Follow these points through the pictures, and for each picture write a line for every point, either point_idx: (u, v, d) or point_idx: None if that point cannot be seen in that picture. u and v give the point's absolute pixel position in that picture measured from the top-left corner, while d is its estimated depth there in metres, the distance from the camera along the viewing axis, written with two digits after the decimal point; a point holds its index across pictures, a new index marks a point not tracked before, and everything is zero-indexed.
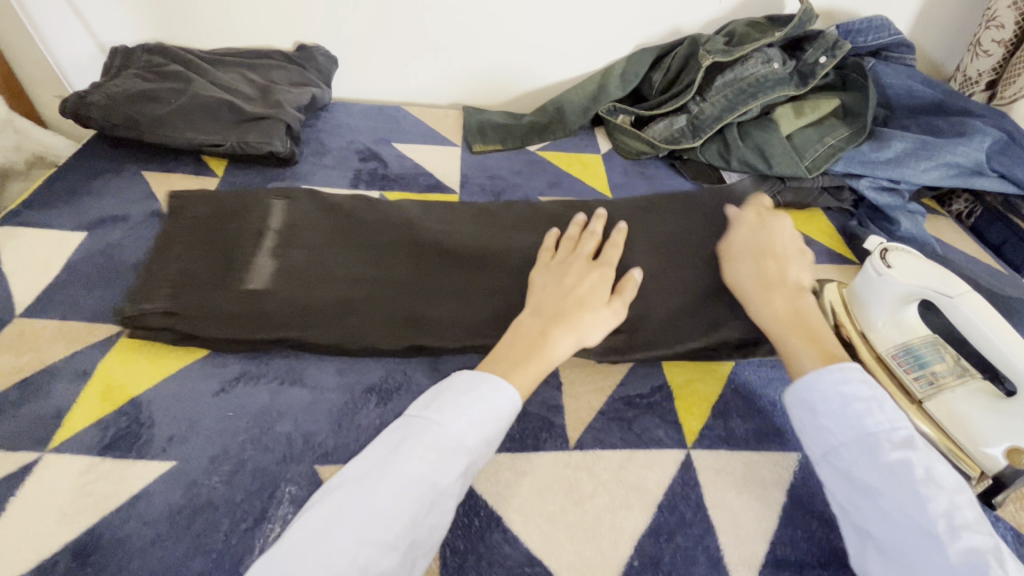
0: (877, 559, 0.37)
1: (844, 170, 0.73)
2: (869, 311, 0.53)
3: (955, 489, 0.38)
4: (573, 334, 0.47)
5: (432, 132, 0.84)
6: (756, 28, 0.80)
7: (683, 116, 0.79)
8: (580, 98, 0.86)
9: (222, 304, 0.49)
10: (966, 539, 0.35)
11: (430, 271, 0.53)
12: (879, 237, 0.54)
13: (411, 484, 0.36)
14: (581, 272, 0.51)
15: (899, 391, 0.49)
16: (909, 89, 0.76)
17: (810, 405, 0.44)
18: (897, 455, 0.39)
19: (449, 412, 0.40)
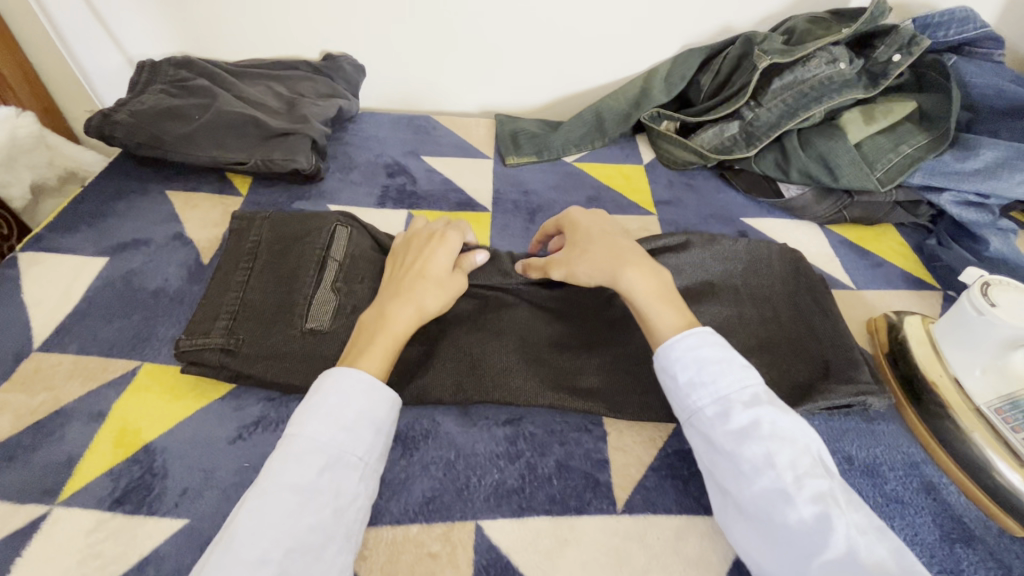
0: (735, 520, 0.37)
1: (923, 183, 0.65)
2: (965, 354, 0.46)
3: (785, 439, 0.38)
4: (412, 303, 0.45)
5: (463, 144, 0.79)
6: (819, 24, 0.72)
7: (736, 122, 0.73)
8: (621, 104, 0.80)
9: (283, 342, 0.47)
10: (818, 486, 0.36)
11: (502, 315, 0.51)
12: (977, 269, 0.47)
13: (274, 494, 0.35)
14: (417, 249, 0.50)
15: (1003, 449, 0.43)
16: (998, 89, 0.67)
17: (671, 376, 0.42)
18: (746, 418, 0.39)
19: (304, 415, 0.39)
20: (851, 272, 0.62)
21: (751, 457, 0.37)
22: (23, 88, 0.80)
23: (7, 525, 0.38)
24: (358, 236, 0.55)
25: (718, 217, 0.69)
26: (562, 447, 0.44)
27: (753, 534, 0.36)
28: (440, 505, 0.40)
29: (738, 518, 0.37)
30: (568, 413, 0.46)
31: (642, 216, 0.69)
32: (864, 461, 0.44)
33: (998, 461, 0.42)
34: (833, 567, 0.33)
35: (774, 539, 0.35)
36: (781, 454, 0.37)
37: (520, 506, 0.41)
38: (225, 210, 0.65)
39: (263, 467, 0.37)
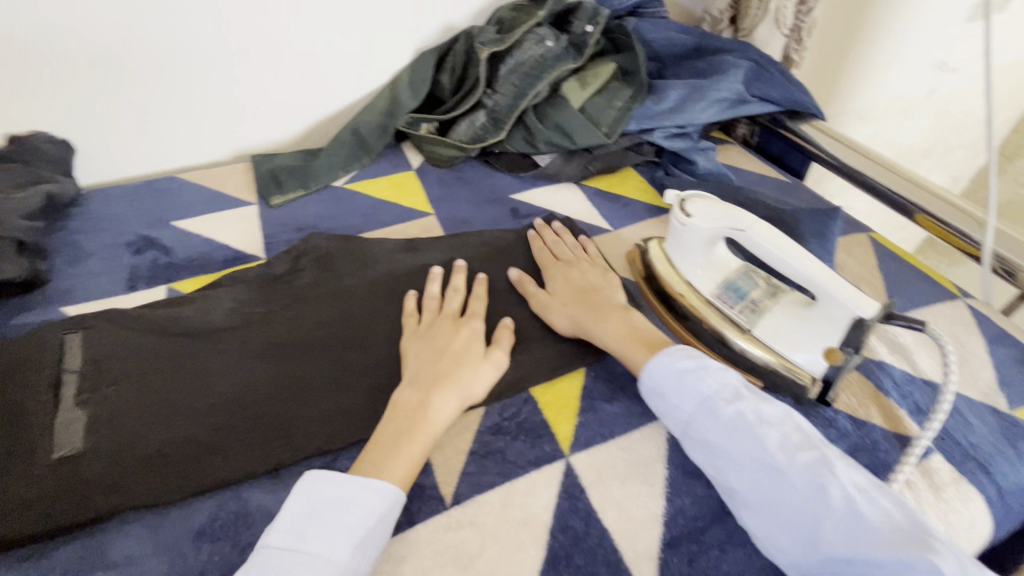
0: (745, 514, 0.40)
1: (638, 128, 0.76)
2: (687, 258, 0.56)
3: (715, 393, 0.44)
4: (455, 398, 0.46)
5: (220, 195, 0.74)
6: (521, 11, 0.80)
7: (481, 112, 0.79)
8: (374, 117, 0.81)
9: (22, 489, 0.39)
10: (739, 417, 0.42)
11: (297, 360, 0.50)
12: (675, 190, 0.56)
13: None
14: (451, 331, 0.51)
15: (728, 322, 0.52)
16: (669, 38, 0.81)
17: (656, 391, 0.46)
18: (731, 410, 0.43)
19: (315, 530, 0.37)
20: (606, 216, 0.71)
21: (695, 428, 0.43)
22: None
23: None
24: (97, 336, 0.49)
25: (490, 200, 0.74)
26: None
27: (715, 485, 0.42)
28: None
29: (753, 530, 0.39)
30: None
31: (422, 220, 0.71)
32: None
33: (728, 336, 0.52)
34: (845, 529, 0.36)
35: (727, 485, 0.41)
36: (769, 432, 0.41)
37: None
38: None
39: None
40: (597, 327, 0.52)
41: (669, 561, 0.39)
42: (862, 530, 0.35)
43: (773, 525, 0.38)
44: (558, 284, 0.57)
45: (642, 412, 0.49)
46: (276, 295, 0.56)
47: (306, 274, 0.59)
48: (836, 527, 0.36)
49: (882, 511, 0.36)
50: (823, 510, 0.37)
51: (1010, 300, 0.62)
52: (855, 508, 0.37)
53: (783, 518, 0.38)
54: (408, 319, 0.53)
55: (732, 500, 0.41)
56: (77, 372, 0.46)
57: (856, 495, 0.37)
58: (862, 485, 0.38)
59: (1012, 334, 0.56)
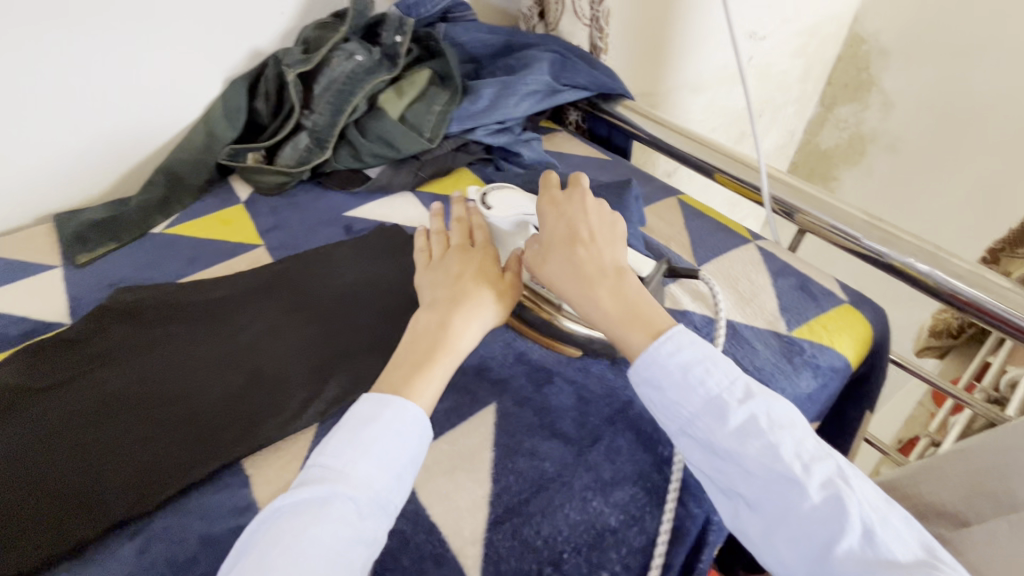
0: (749, 521, 0.40)
1: (460, 128, 0.79)
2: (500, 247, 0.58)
3: (719, 380, 0.43)
4: (475, 318, 0.48)
5: (16, 264, 0.67)
6: (326, 28, 0.79)
7: (303, 133, 0.77)
8: (190, 154, 0.78)
9: None
10: (750, 421, 0.41)
11: (103, 425, 0.47)
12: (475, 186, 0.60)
13: (310, 545, 0.35)
14: (463, 260, 0.53)
15: (542, 301, 0.55)
16: (480, 40, 0.85)
17: (652, 382, 0.43)
18: (742, 415, 0.41)
19: (355, 448, 0.40)
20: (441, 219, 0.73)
21: (691, 415, 0.42)
22: None
23: None
24: None
25: (323, 221, 0.73)
26: (202, 518, 0.43)
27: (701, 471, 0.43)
28: None
29: (748, 533, 0.40)
30: (205, 481, 0.45)
31: (250, 253, 0.68)
32: (473, 365, 0.54)
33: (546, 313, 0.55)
34: (854, 551, 0.36)
35: (714, 474, 0.42)
36: (785, 438, 0.40)
37: None
38: None
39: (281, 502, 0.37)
40: (585, 300, 0.46)
41: (492, 539, 0.41)
42: (847, 541, 0.36)
43: (776, 535, 0.39)
44: (554, 239, 0.49)
45: (470, 402, 0.50)
46: (79, 361, 0.53)
47: (113, 333, 0.56)
48: (820, 534, 0.37)
49: (877, 523, 0.37)
50: (834, 528, 0.37)
51: (794, 236, 0.70)
52: (854, 522, 0.37)
53: (767, 515, 0.39)
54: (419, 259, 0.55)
55: (717, 487, 0.42)
56: None
57: (852, 501, 0.37)
58: (863, 496, 0.38)
59: (793, 265, 0.64)
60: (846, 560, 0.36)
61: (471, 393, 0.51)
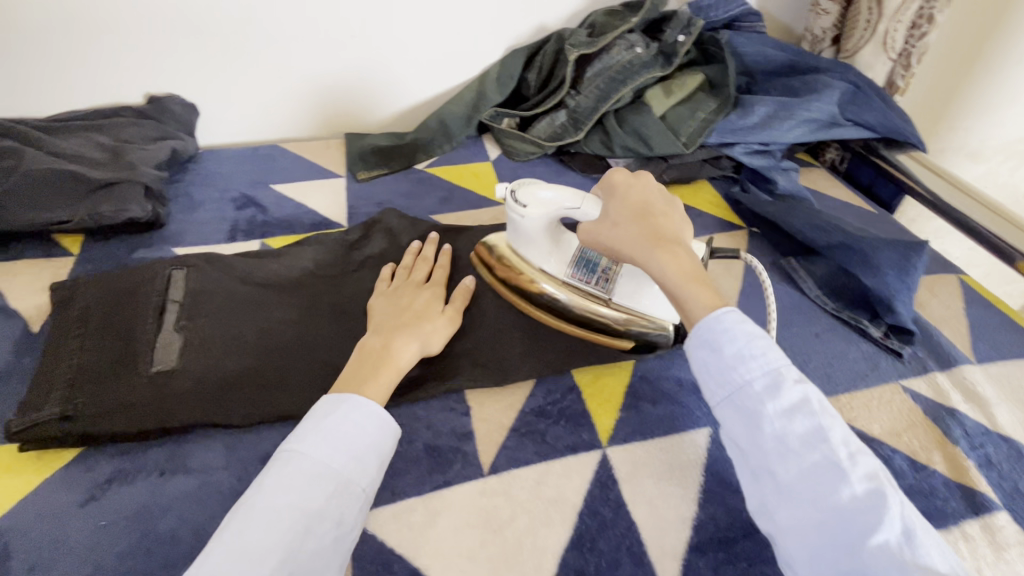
0: (775, 502, 0.35)
1: (719, 140, 0.75)
2: (534, 247, 0.53)
3: (777, 353, 0.37)
4: (416, 343, 0.48)
5: (315, 166, 0.80)
6: (614, 16, 0.81)
7: (562, 111, 0.80)
8: (461, 107, 0.85)
9: (132, 393, 0.46)
10: (805, 402, 0.36)
11: (365, 322, 0.54)
12: (503, 182, 0.54)
13: (274, 519, 0.35)
14: (414, 293, 0.53)
15: (588, 298, 0.52)
16: (763, 54, 0.80)
17: (711, 344, 0.38)
18: (797, 392, 0.36)
19: (311, 433, 0.39)
20: None
21: (742, 379, 0.37)
22: None
23: None
24: (205, 276, 0.56)
25: None
26: (427, 429, 0.47)
27: (735, 445, 0.38)
28: None
29: (773, 519, 0.35)
30: (432, 398, 0.49)
31: (493, 209, 0.74)
32: (692, 381, 0.52)
33: (592, 310, 0.52)
34: (885, 555, 0.31)
35: (749, 448, 0.36)
36: (834, 423, 0.35)
37: (393, 491, 0.43)
38: (51, 274, 0.61)
39: (253, 488, 0.37)
40: (654, 255, 0.43)
41: (692, 563, 0.40)
42: (886, 537, 0.31)
43: (806, 527, 0.34)
44: (617, 209, 0.47)
45: (683, 416, 0.49)
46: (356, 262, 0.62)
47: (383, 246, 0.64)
48: (853, 524, 0.32)
49: (919, 527, 0.32)
50: (868, 523, 0.32)
51: None
52: (894, 520, 0.32)
53: (798, 499, 0.34)
54: (378, 284, 0.55)
55: (747, 462, 0.37)
56: (186, 302, 0.53)
57: (894, 498, 0.33)
58: (903, 500, 0.33)
59: None
60: (878, 553, 0.31)
61: (686, 409, 0.49)
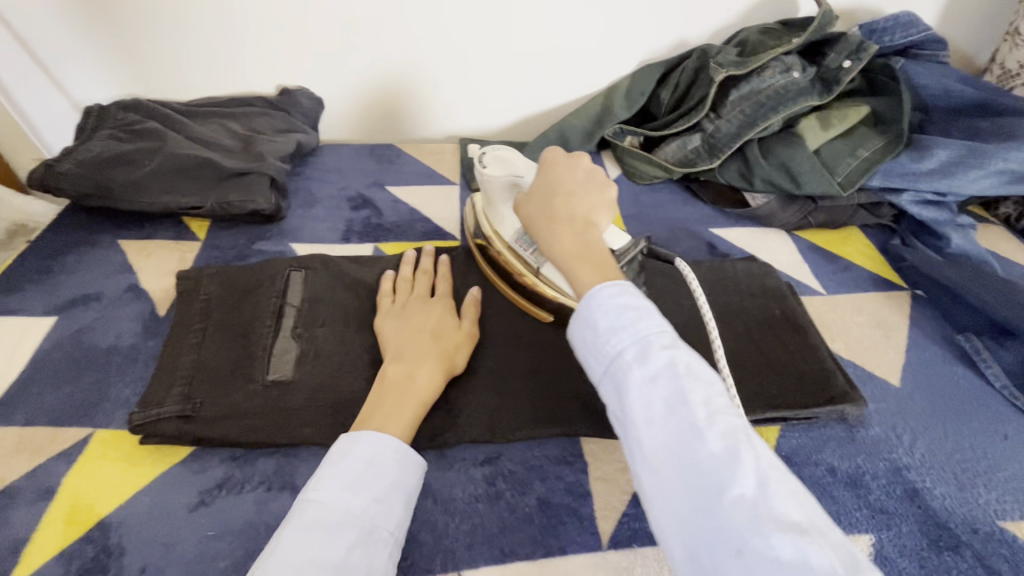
0: (641, 470, 0.31)
1: (882, 185, 0.66)
2: (494, 209, 0.53)
3: (651, 321, 0.34)
4: (439, 367, 0.46)
5: (429, 171, 0.78)
6: (770, 35, 0.73)
7: (697, 135, 0.73)
8: (583, 121, 0.80)
9: (246, 401, 0.45)
10: (670, 367, 0.32)
11: (479, 349, 0.50)
12: (476, 143, 0.54)
13: (299, 573, 0.32)
14: (426, 309, 0.50)
15: (521, 265, 0.51)
16: (946, 88, 0.69)
17: (588, 319, 0.36)
18: (662, 359, 0.32)
19: (327, 479, 0.37)
20: (821, 277, 0.63)
21: (614, 349, 0.34)
22: None
23: None
24: (323, 281, 0.55)
25: (685, 230, 0.70)
26: (542, 483, 0.43)
27: (615, 419, 0.34)
28: (422, 558, 0.39)
29: (644, 491, 0.31)
30: (548, 443, 0.46)
31: None
32: (847, 473, 0.45)
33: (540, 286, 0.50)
34: (758, 515, 0.27)
35: (620, 419, 0.33)
36: (693, 390, 0.31)
37: (504, 550, 0.39)
38: (179, 257, 0.63)
39: (272, 545, 0.34)
40: (546, 235, 0.42)
41: None
42: (741, 491, 0.28)
43: (676, 496, 0.29)
44: (538, 185, 0.45)
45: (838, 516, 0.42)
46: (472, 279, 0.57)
47: None
48: (710, 483, 0.28)
49: (776, 482, 0.28)
50: (725, 485, 0.28)
51: None
52: (748, 475, 0.28)
53: (667, 470, 0.30)
54: (382, 298, 0.52)
55: (621, 435, 0.33)
56: (303, 308, 0.52)
57: (755, 459, 0.29)
58: (766, 455, 0.29)
59: None
60: (737, 513, 0.27)
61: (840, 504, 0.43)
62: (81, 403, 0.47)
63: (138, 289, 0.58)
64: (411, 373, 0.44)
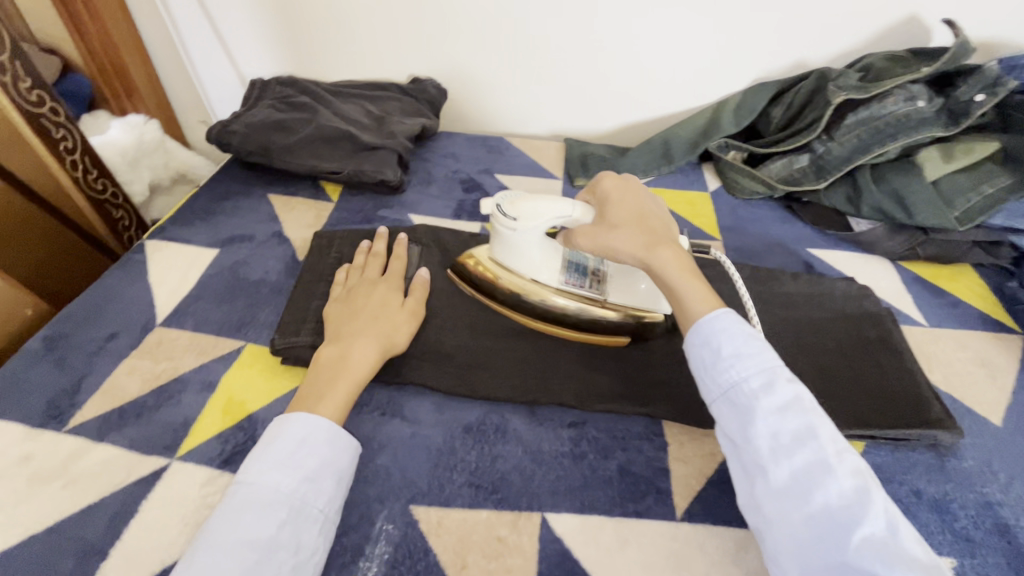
0: (765, 497, 0.36)
1: (1004, 225, 0.64)
2: (524, 263, 0.52)
3: (773, 355, 0.39)
4: (373, 347, 0.48)
5: (535, 164, 0.84)
6: (898, 62, 0.72)
7: (805, 155, 0.73)
8: (688, 132, 0.82)
9: None
10: (796, 402, 0.37)
11: None
12: (483, 200, 0.53)
13: (231, 548, 0.35)
14: (369, 292, 0.53)
15: (584, 301, 0.52)
16: None
17: (714, 347, 0.40)
18: (789, 392, 0.37)
19: (260, 460, 0.39)
20: (924, 310, 0.62)
21: (738, 377, 0.39)
22: (151, 101, 0.93)
23: (136, 472, 0.43)
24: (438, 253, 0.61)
25: (783, 246, 0.70)
26: (624, 452, 0.46)
27: (729, 441, 0.39)
28: (511, 496, 0.43)
29: (760, 508, 0.36)
30: (631, 419, 0.49)
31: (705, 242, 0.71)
32: (933, 497, 0.45)
33: (592, 311, 0.51)
34: (877, 547, 0.32)
35: (740, 443, 0.38)
36: (819, 426, 0.36)
37: (584, 503, 0.43)
38: (316, 214, 0.72)
39: (206, 526, 0.36)
40: (658, 254, 0.44)
41: None
42: (870, 530, 0.33)
43: (800, 524, 0.34)
44: (616, 208, 0.48)
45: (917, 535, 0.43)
46: None
47: None
48: (841, 516, 0.33)
49: (900, 523, 0.33)
50: (852, 518, 0.33)
51: None
52: (877, 514, 0.33)
53: (790, 497, 0.35)
54: (336, 284, 0.56)
55: (739, 459, 0.38)
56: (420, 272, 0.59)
57: (878, 497, 0.34)
58: (884, 495, 0.34)
59: None
60: (863, 548, 0.32)
61: (922, 525, 0.43)
62: (234, 321, 0.56)
63: (281, 237, 0.67)
64: (342, 354, 0.47)
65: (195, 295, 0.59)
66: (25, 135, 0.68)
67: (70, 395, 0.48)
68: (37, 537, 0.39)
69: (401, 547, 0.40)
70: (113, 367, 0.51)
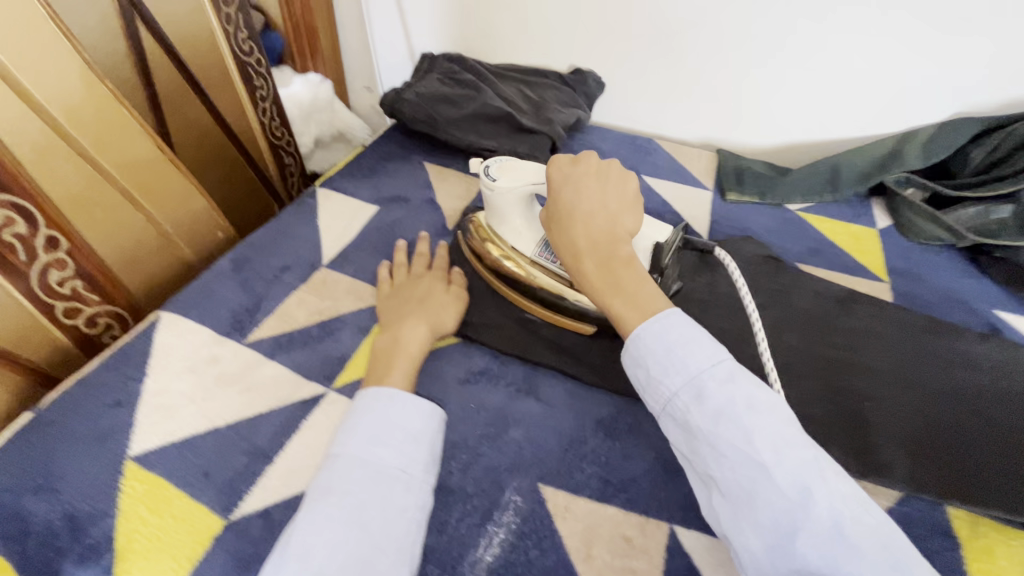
0: (716, 505, 0.35)
1: None
2: (507, 226, 0.54)
3: (707, 355, 0.38)
4: (424, 326, 0.49)
5: (685, 171, 0.81)
6: None
7: (1009, 206, 0.65)
8: (864, 161, 0.75)
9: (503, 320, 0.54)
10: (728, 404, 0.36)
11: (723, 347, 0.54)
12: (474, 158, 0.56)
13: (336, 512, 0.36)
14: (416, 283, 0.54)
15: (552, 278, 0.51)
16: None
17: (638, 360, 0.40)
18: (718, 397, 0.36)
19: (353, 432, 0.41)
20: None
21: (670, 392, 0.38)
22: (330, 62, 1.01)
23: (300, 393, 0.48)
24: None
25: (964, 303, 0.62)
26: None
27: (681, 453, 0.39)
28: (640, 499, 0.42)
29: (720, 523, 0.35)
30: None
31: (871, 281, 0.65)
32: None
33: (557, 290, 0.51)
34: (813, 540, 0.31)
35: (689, 456, 0.37)
36: (754, 428, 0.35)
37: None
38: (467, 187, 0.74)
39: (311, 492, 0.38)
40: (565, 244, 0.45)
41: None
42: (814, 527, 0.32)
43: (756, 532, 0.33)
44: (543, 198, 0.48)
45: None
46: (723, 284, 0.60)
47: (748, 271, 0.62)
48: (786, 522, 0.32)
49: (847, 518, 0.32)
50: (800, 516, 0.32)
51: None
52: (821, 511, 0.32)
53: (737, 502, 0.34)
54: (383, 279, 0.56)
55: (693, 469, 0.38)
56: None
57: (824, 496, 0.32)
58: (834, 485, 0.33)
59: None
60: (809, 547, 0.31)
61: None
62: None
63: (434, 205, 0.71)
64: (391, 336, 0.48)
65: (356, 243, 0.64)
66: (233, 77, 0.75)
67: (249, 313, 0.54)
68: (218, 430, 0.44)
69: (528, 521, 0.41)
70: (285, 296, 0.56)
